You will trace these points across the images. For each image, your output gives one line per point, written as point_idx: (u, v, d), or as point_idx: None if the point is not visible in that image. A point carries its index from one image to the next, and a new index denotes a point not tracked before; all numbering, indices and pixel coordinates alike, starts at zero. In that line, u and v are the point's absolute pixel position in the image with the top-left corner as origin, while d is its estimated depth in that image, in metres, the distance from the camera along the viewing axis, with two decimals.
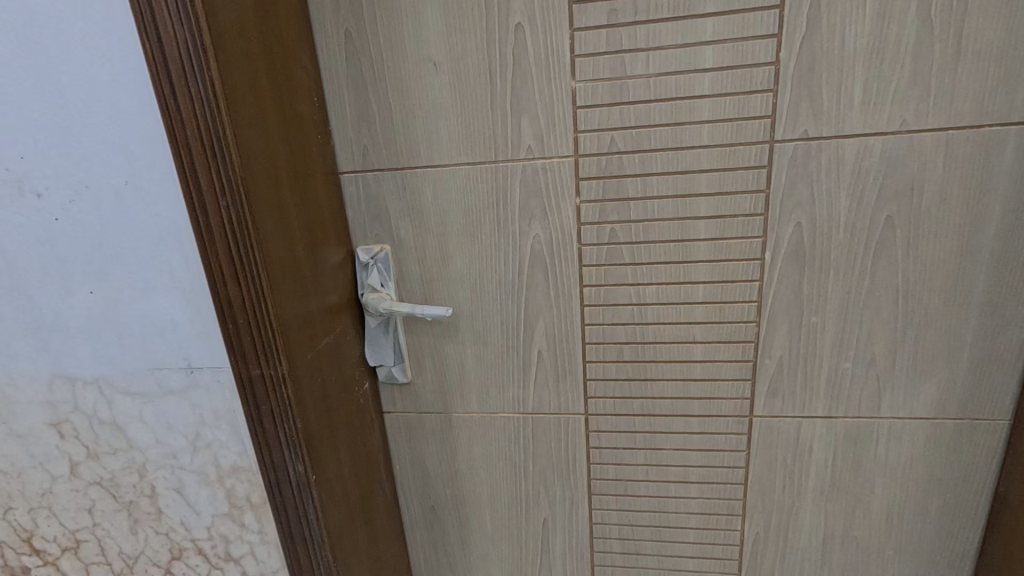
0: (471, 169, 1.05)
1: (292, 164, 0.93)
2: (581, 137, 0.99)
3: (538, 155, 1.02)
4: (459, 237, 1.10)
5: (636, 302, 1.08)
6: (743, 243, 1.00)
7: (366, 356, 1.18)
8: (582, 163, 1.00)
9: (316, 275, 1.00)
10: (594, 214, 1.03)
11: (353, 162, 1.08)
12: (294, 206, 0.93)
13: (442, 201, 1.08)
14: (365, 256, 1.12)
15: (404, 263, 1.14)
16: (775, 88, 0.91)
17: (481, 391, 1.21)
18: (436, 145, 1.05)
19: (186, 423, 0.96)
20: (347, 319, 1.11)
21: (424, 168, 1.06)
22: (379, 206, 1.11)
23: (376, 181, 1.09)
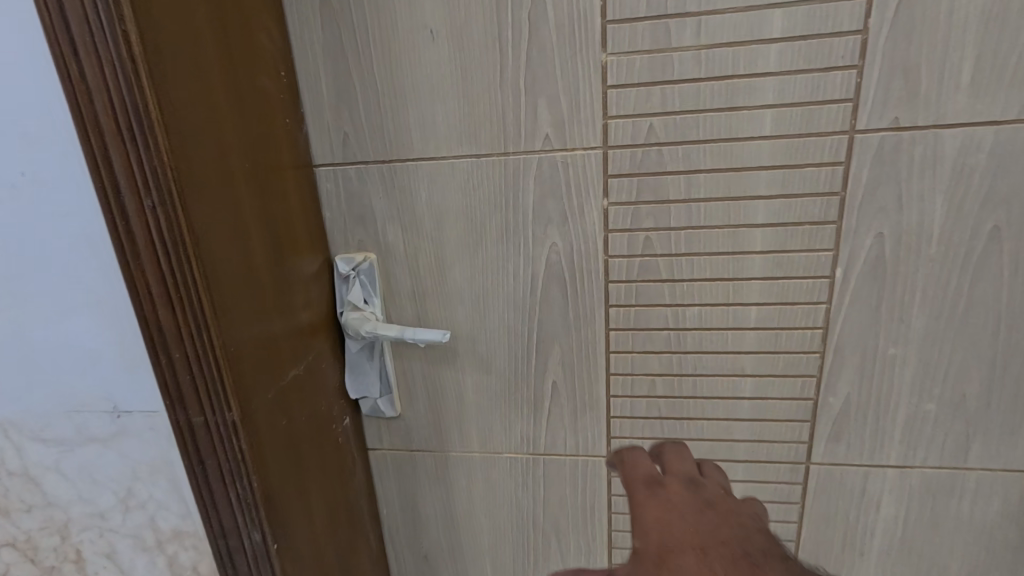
0: (475, 163, 0.86)
1: (249, 153, 0.73)
2: (613, 124, 0.80)
3: (558, 146, 0.83)
4: (460, 246, 0.91)
5: (673, 327, 0.89)
6: (809, 257, 0.82)
7: (347, 386, 0.98)
8: (613, 156, 0.81)
9: (282, 294, 0.80)
10: (624, 220, 0.84)
11: (331, 153, 0.89)
12: (252, 207, 0.74)
13: (439, 202, 0.89)
14: (346, 266, 0.93)
15: (394, 275, 0.94)
16: (860, 64, 0.72)
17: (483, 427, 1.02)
18: (432, 134, 0.85)
19: (115, 478, 0.76)
20: (324, 343, 0.92)
21: (417, 161, 0.87)
22: (363, 208, 0.91)
23: (359, 177, 0.90)
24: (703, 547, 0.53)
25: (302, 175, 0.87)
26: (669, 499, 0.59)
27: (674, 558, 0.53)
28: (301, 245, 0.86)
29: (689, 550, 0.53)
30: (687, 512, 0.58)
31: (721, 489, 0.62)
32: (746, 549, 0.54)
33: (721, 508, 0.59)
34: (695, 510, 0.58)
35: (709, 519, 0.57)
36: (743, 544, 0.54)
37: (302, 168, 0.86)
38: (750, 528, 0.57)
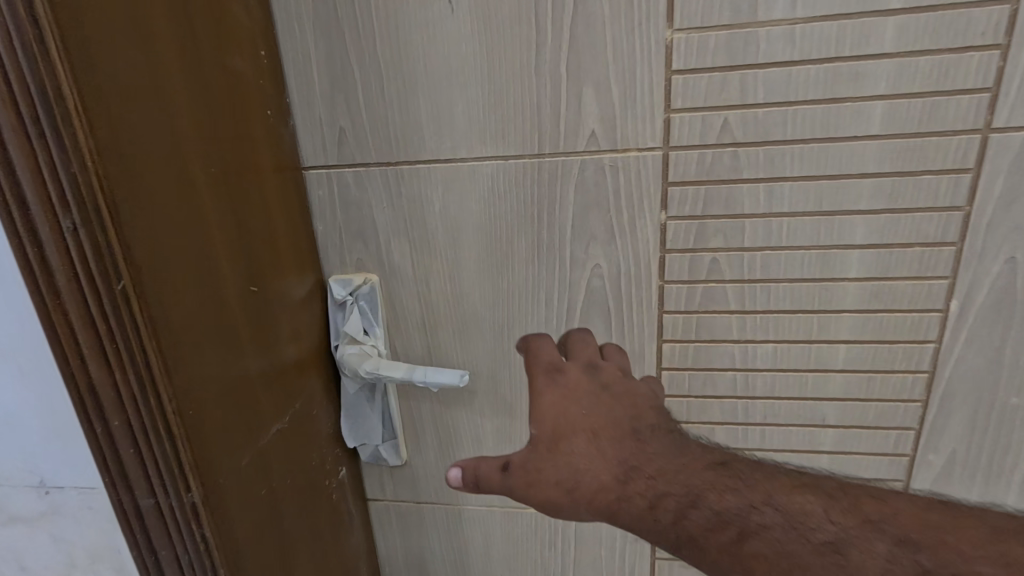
0: (501, 166, 0.69)
1: (216, 154, 0.57)
2: (677, 119, 0.64)
3: (605, 146, 0.66)
4: (480, 268, 0.75)
5: (739, 366, 0.73)
6: (917, 288, 0.66)
7: (343, 432, 0.82)
8: (675, 160, 0.65)
9: (260, 331, 0.64)
10: (685, 238, 0.68)
11: (323, 153, 0.73)
12: (219, 223, 0.57)
13: (455, 214, 0.73)
14: (342, 291, 0.77)
15: (399, 301, 0.78)
16: (1005, 43, 0.56)
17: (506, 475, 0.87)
18: (449, 131, 0.69)
19: (49, 564, 0.60)
20: (314, 384, 0.76)
21: (429, 164, 0.71)
22: (363, 220, 0.75)
23: (358, 183, 0.73)
24: (594, 430, 0.59)
25: (288, 181, 0.70)
26: (566, 383, 0.63)
27: (568, 440, 0.59)
28: (285, 266, 0.69)
29: (582, 432, 0.59)
30: (582, 395, 0.62)
31: (618, 370, 0.67)
32: (634, 427, 0.59)
33: (615, 389, 0.63)
34: (590, 393, 0.62)
35: (601, 400, 0.61)
36: (633, 423, 0.59)
37: (286, 171, 0.70)
38: (639, 405, 0.61)
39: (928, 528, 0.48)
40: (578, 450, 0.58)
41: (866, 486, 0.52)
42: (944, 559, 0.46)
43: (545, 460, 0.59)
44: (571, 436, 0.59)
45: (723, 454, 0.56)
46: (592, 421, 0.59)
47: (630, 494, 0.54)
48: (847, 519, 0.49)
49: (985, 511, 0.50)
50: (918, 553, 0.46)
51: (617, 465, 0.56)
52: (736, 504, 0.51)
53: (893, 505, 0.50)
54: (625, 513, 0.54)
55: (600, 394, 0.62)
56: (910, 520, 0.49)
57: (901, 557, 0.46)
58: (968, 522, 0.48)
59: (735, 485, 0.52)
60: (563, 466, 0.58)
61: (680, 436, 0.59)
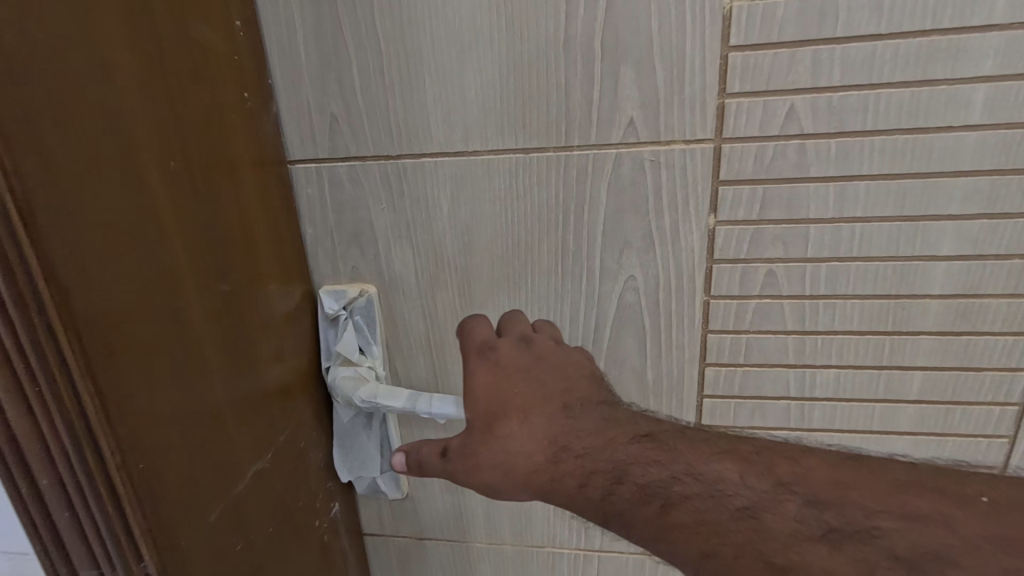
0: (521, 160, 0.59)
1: (176, 143, 0.47)
2: (733, 105, 0.54)
3: (645, 138, 0.56)
4: (493, 278, 0.65)
5: (794, 394, 0.63)
6: (1012, 306, 0.56)
7: (335, 464, 0.72)
8: (729, 155, 0.55)
9: (234, 355, 0.54)
10: (738, 247, 0.58)
11: (312, 145, 0.62)
12: (180, 227, 0.47)
13: (466, 216, 0.63)
14: (334, 304, 0.67)
15: (401, 316, 0.68)
16: None
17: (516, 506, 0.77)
18: (459, 119, 0.59)
19: None
20: (302, 411, 0.66)
21: (436, 157, 0.61)
22: (359, 223, 0.65)
23: (353, 180, 0.63)
24: (525, 408, 0.53)
25: (269, 176, 0.60)
26: (499, 360, 0.56)
27: (500, 424, 0.53)
28: (266, 277, 0.59)
29: (512, 414, 0.53)
30: (515, 374, 0.55)
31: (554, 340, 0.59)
32: (565, 402, 0.53)
33: (549, 361, 0.57)
34: (522, 369, 0.55)
35: (533, 379, 0.55)
36: (564, 399, 0.53)
37: (268, 165, 0.60)
38: (571, 378, 0.55)
39: (836, 484, 0.42)
40: (509, 432, 0.53)
41: (781, 447, 0.46)
42: (850, 517, 0.40)
43: (476, 444, 0.54)
44: (502, 418, 0.53)
45: (650, 422, 0.50)
46: (523, 402, 0.53)
47: (562, 475, 0.49)
48: (763, 483, 0.43)
49: (899, 463, 0.44)
50: (824, 512, 0.41)
51: (548, 445, 0.51)
52: (656, 475, 0.46)
53: (804, 463, 0.44)
54: (558, 494, 0.50)
55: (532, 368, 0.55)
56: (815, 478, 0.43)
57: (811, 519, 0.41)
58: (873, 475, 0.42)
59: (657, 456, 0.47)
60: (495, 449, 0.53)
61: (611, 406, 0.53)
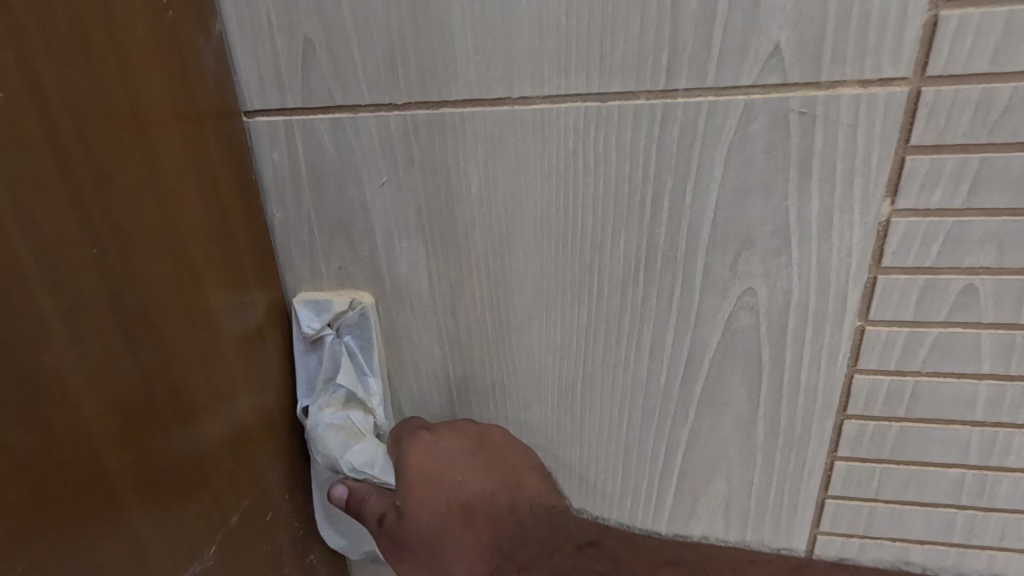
0: (594, 113, 0.39)
1: (13, 64, 0.27)
2: (954, 21, 0.33)
3: (795, 78, 0.36)
4: (541, 287, 0.45)
5: (974, 461, 0.44)
6: None
7: (319, 526, 0.52)
8: (932, 104, 0.35)
9: (153, 417, 0.35)
10: (923, 249, 0.38)
11: (276, 87, 0.42)
12: (23, 214, 0.27)
13: (504, 199, 0.43)
14: (314, 320, 0.47)
15: (408, 338, 0.49)
16: None
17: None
18: (500, 47, 0.38)
19: None
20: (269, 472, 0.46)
21: (463, 108, 0.40)
22: (348, 205, 0.45)
23: (339, 142, 0.43)
24: (462, 516, 0.46)
25: (211, 138, 0.40)
26: (427, 452, 0.48)
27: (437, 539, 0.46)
28: (208, 293, 0.39)
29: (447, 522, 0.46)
30: (447, 470, 0.48)
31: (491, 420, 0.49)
32: (506, 503, 0.46)
33: (485, 453, 0.48)
34: (452, 465, 0.48)
35: (477, 478, 0.47)
36: (506, 496, 0.46)
37: (210, 121, 0.39)
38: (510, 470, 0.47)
39: None
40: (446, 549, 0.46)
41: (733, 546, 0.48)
42: None
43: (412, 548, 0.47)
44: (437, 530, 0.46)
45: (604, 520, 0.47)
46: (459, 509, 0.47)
47: None
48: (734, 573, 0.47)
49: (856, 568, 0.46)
50: None
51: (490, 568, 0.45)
52: None
53: None
54: None
55: (478, 466, 0.47)
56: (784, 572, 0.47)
57: None
58: None
59: None
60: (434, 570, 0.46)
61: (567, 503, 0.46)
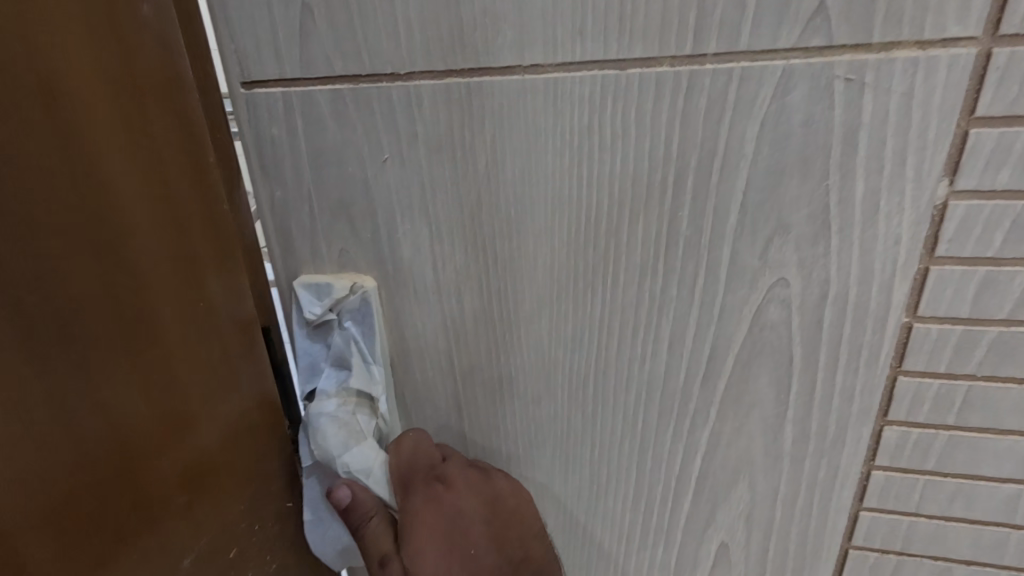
0: (612, 82, 0.35)
1: None
2: None
3: (843, 40, 0.31)
4: (552, 274, 0.42)
5: None
6: None
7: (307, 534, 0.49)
8: (1004, 68, 0.30)
9: (61, 449, 0.31)
10: (985, 238, 0.34)
11: (274, 56, 0.39)
12: None
13: (515, 177, 0.39)
14: (315, 304, 0.45)
15: (413, 327, 0.46)
16: None
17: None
18: (510, 9, 0.35)
19: None
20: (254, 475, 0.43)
21: (469, 78, 0.37)
22: (348, 184, 0.42)
23: (339, 116, 0.40)
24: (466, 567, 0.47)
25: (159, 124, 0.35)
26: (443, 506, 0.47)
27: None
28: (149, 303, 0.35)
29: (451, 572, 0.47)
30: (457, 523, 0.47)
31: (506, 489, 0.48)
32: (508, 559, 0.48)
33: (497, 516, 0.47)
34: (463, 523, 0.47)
35: (483, 546, 0.48)
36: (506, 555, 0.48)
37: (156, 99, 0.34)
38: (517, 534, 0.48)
39: None
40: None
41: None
42: None
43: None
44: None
45: None
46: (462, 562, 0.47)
47: None
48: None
49: None
50: None
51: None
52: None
53: None
54: None
55: (488, 537, 0.48)
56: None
57: None
58: None
59: None
60: None
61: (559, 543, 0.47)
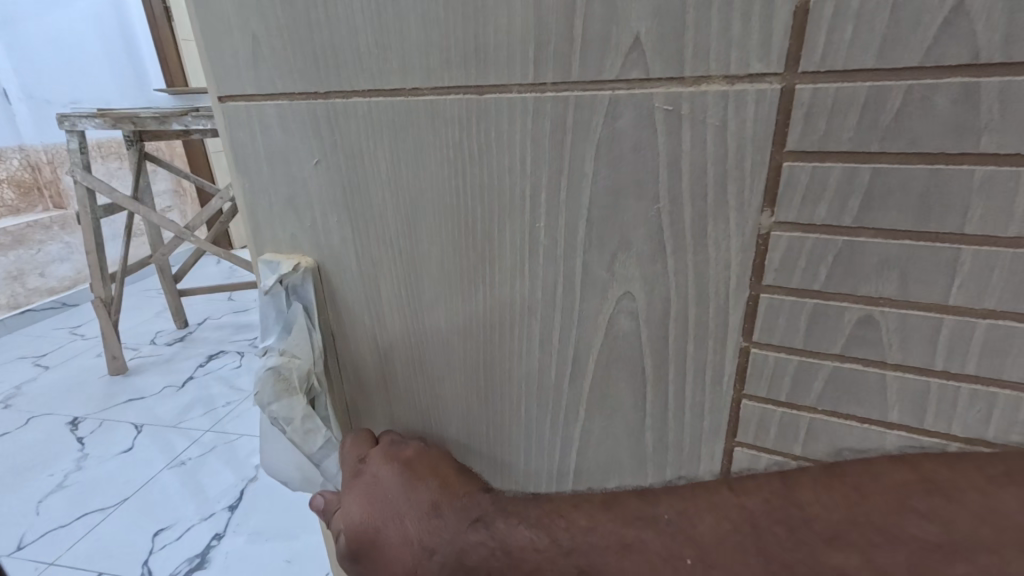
0: (474, 105, 0.40)
1: None
2: (829, 7, 0.28)
3: (659, 72, 0.33)
4: (443, 270, 0.47)
5: None
6: None
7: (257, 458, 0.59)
8: (807, 104, 0.30)
9: None
10: (810, 271, 0.34)
11: (236, 75, 0.48)
12: None
13: (408, 183, 0.45)
14: (269, 278, 0.54)
15: (344, 304, 0.54)
16: None
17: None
18: (394, 42, 0.41)
19: None
20: None
21: (370, 98, 0.44)
22: (292, 182, 0.51)
23: (283, 126, 0.48)
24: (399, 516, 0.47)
25: None
26: (369, 468, 0.50)
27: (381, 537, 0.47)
28: None
29: (388, 525, 0.47)
30: (380, 481, 0.49)
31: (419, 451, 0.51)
32: (439, 506, 0.47)
33: (415, 469, 0.49)
34: (387, 479, 0.49)
35: (405, 497, 0.48)
36: (437, 501, 0.47)
37: None
38: (443, 481, 0.48)
39: None
40: (388, 543, 0.47)
41: None
42: None
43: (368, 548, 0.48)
44: (379, 529, 0.47)
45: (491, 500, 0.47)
46: (390, 513, 0.47)
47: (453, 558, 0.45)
48: None
49: None
50: None
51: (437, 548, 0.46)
52: (523, 536, 0.43)
53: None
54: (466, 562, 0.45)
55: (403, 482, 0.48)
56: (957, 523, 0.32)
57: None
58: None
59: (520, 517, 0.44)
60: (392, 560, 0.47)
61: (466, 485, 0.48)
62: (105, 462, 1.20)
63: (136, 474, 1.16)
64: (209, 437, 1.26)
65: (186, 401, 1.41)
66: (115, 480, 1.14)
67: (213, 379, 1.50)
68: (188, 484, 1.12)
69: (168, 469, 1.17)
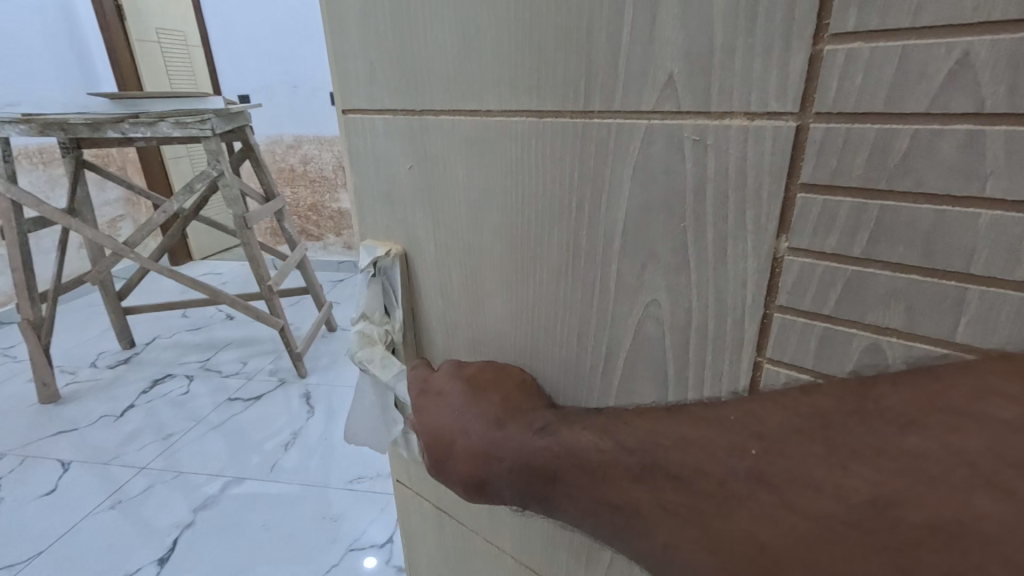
0: (534, 127, 0.47)
1: None
2: (840, 57, 0.31)
3: (689, 107, 0.38)
4: (503, 264, 0.55)
5: None
6: None
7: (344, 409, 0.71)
8: (815, 145, 0.33)
9: None
10: (821, 295, 0.36)
11: (356, 94, 0.59)
12: None
13: (480, 186, 0.53)
14: (366, 260, 0.65)
15: (423, 285, 0.64)
16: None
17: (473, 547, 0.74)
18: (476, 73, 0.49)
19: None
20: None
21: (456, 116, 0.52)
22: (391, 180, 0.61)
23: (388, 134, 0.59)
24: (464, 428, 0.52)
25: None
26: (438, 387, 0.57)
27: (450, 443, 0.53)
28: None
29: (454, 434, 0.53)
30: (447, 397, 0.55)
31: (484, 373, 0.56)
32: (502, 418, 0.51)
33: (479, 389, 0.54)
34: (454, 394, 0.54)
35: (469, 411, 0.53)
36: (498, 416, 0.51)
37: None
38: (505, 400, 0.52)
39: None
40: (456, 450, 0.53)
41: None
42: None
43: (443, 454, 0.54)
44: (448, 439, 0.53)
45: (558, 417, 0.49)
46: (456, 423, 0.53)
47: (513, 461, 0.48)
48: None
49: None
50: None
51: (499, 455, 0.49)
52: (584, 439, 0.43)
53: None
54: (526, 462, 0.47)
55: (467, 398, 0.54)
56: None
57: None
58: None
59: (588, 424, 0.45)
60: (462, 465, 0.52)
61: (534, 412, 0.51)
62: (26, 505, 1.39)
63: (58, 521, 1.34)
64: (155, 471, 1.49)
65: (124, 432, 1.64)
66: (30, 529, 1.32)
67: (161, 406, 1.76)
68: (126, 525, 1.32)
69: (106, 509, 1.37)
